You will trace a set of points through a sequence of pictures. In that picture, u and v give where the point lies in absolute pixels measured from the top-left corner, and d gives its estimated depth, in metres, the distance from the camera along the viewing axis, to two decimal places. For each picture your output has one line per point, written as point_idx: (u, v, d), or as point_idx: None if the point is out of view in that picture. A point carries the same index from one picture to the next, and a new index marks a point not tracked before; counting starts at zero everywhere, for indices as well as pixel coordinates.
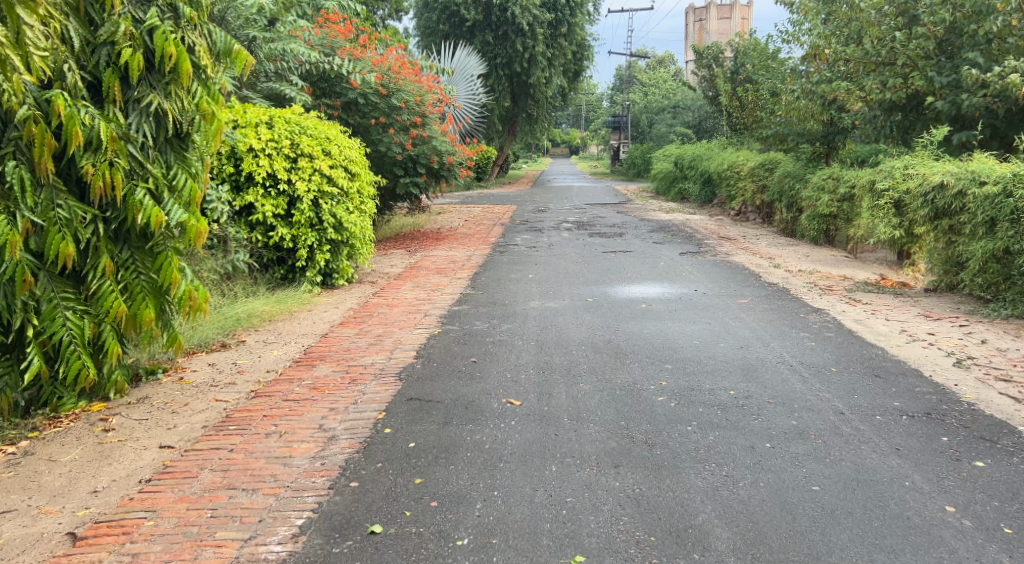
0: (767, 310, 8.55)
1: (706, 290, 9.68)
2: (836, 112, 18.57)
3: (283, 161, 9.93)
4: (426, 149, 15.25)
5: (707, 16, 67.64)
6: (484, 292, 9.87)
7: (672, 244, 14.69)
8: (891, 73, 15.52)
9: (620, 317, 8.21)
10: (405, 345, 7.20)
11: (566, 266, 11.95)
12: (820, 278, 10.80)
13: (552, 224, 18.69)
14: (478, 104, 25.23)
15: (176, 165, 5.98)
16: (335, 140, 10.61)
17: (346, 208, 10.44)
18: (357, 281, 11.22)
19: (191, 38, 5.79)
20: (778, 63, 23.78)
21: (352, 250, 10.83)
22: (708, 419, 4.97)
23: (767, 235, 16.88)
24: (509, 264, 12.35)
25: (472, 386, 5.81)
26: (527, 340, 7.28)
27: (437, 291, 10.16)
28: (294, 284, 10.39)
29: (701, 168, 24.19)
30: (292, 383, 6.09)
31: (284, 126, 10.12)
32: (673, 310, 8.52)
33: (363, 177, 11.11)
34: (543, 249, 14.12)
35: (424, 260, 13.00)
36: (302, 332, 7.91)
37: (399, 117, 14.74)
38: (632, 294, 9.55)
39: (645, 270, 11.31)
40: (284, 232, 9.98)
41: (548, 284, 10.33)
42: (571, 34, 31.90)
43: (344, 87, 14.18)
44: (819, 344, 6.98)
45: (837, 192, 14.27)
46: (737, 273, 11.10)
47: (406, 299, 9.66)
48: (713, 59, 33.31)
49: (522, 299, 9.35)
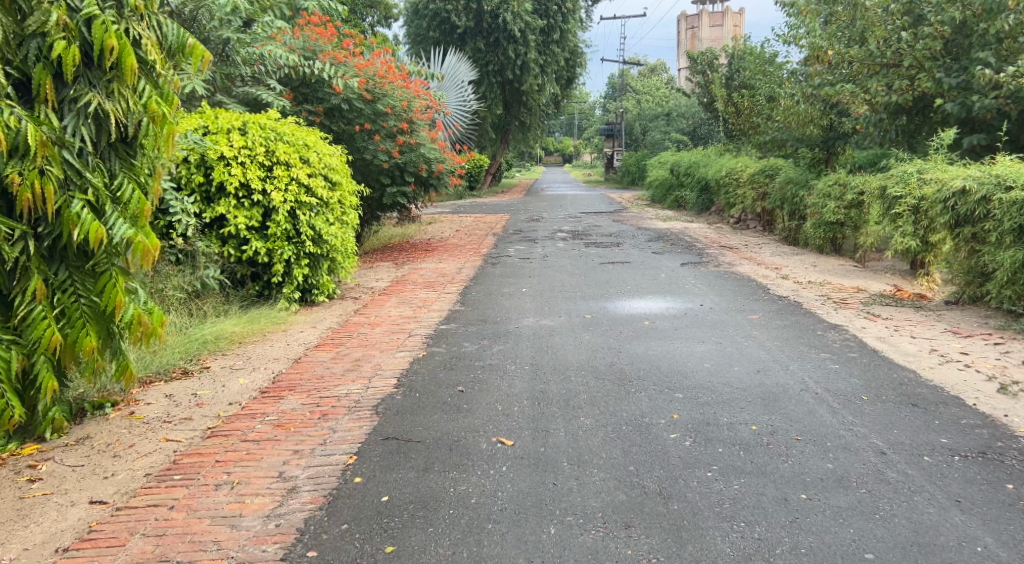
0: (781, 327, 7.87)
1: (713, 305, 9.01)
2: (837, 116, 17.99)
3: (257, 170, 9.28)
4: (413, 157, 14.56)
5: (700, 24, 67.22)
6: (475, 309, 9.19)
7: (672, 254, 14.03)
8: (897, 76, 14.92)
9: (622, 336, 7.53)
10: (384, 372, 6.51)
11: (562, 279, 11.26)
12: (832, 290, 10.14)
13: (546, 234, 18.00)
14: (469, 112, 24.57)
15: (121, 173, 5.28)
16: (313, 147, 9.97)
17: (324, 220, 9.79)
18: (339, 297, 10.53)
19: (136, 30, 5.14)
20: (776, 67, 23.17)
21: (332, 264, 10.15)
22: (730, 462, 4.29)
23: (770, 244, 16.24)
24: (502, 278, 11.67)
25: (458, 422, 5.12)
26: (520, 364, 6.59)
27: (425, 308, 9.47)
28: (270, 302, 9.69)
29: (698, 175, 23.56)
30: (256, 419, 5.39)
31: (258, 132, 9.46)
32: (678, 328, 7.84)
33: (344, 187, 10.46)
34: (537, 260, 13.44)
35: (412, 274, 12.30)
36: (273, 358, 7.21)
37: (385, 123, 14.09)
38: (633, 310, 8.87)
39: (645, 283, 10.64)
40: (259, 246, 9.29)
41: (543, 300, 9.64)
42: (564, 40, 31.31)
43: (327, 92, 13.51)
44: (843, 366, 6.32)
45: (844, 199, 13.62)
46: (743, 286, 10.44)
47: (390, 317, 8.97)
48: (708, 65, 32.67)
49: (515, 317, 8.67)
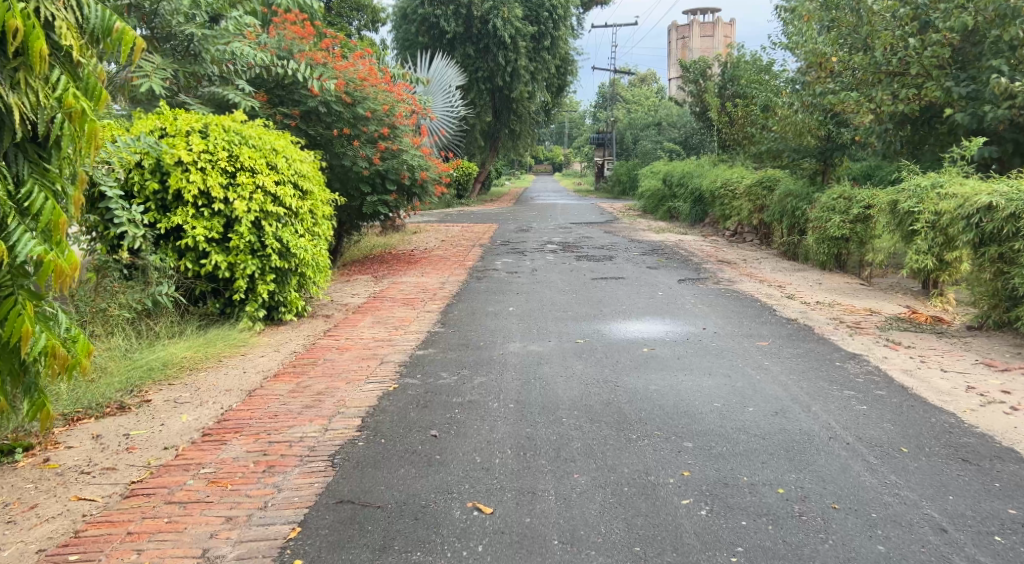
0: (794, 356, 7.09)
1: (716, 330, 8.22)
2: (835, 126, 17.28)
3: (219, 177, 8.47)
4: (395, 164, 13.71)
5: (691, 34, 66.81)
6: (457, 331, 8.40)
7: (668, 269, 13.27)
8: (905, 84, 14.08)
9: (618, 366, 6.73)
10: (347, 410, 5.71)
11: (551, 297, 10.46)
12: (843, 312, 9.38)
13: (536, 245, 17.20)
14: (456, 118, 23.75)
15: (29, 179, 4.46)
16: (281, 152, 9.18)
17: (293, 231, 8.97)
18: (310, 314, 9.71)
19: (48, 9, 4.33)
20: (772, 75, 22.44)
21: (302, 279, 9.33)
22: (758, 542, 3.73)
23: (769, 258, 15.51)
24: (486, 294, 10.87)
25: (429, 479, 4.34)
26: (504, 401, 5.78)
27: (401, 328, 8.65)
28: (232, 321, 8.84)
29: (691, 185, 22.83)
30: (190, 470, 4.56)
31: (221, 135, 8.65)
32: (681, 357, 7.04)
33: (316, 195, 9.65)
34: (526, 275, 12.65)
35: (391, 288, 11.51)
36: (224, 392, 6.39)
37: (365, 128, 13.30)
38: (629, 334, 8.07)
39: (640, 302, 9.85)
40: (219, 260, 8.46)
41: (532, 320, 8.84)
42: (555, 47, 30.58)
43: (304, 94, 12.68)
44: (872, 407, 5.55)
45: (850, 213, 12.87)
46: (747, 306, 9.66)
47: (362, 339, 8.14)
48: (700, 74, 31.84)
49: (500, 341, 7.86)
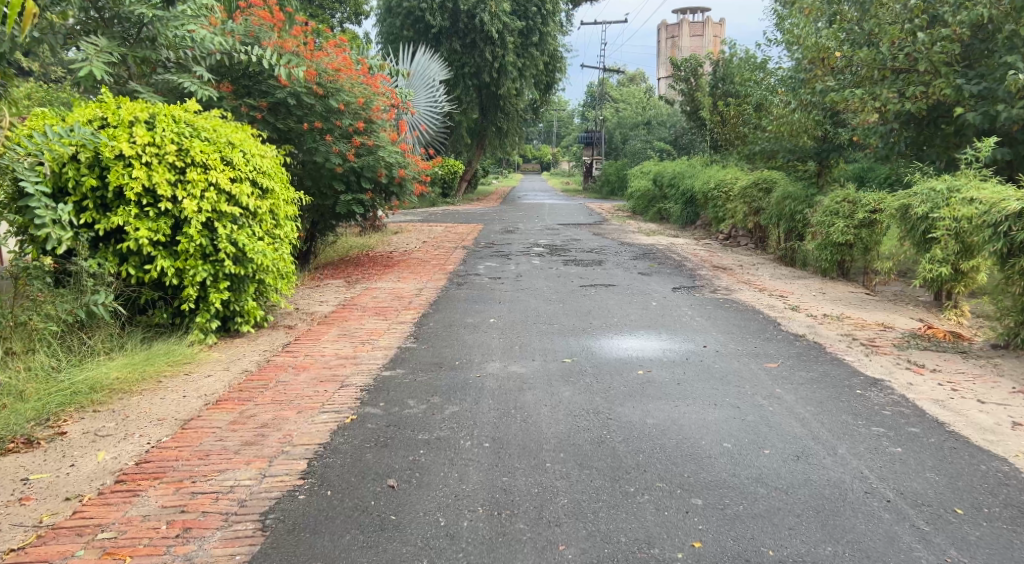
0: (809, 382, 6.25)
1: (719, 348, 7.38)
2: (833, 126, 16.48)
3: (166, 173, 7.68)
4: (370, 161, 12.85)
5: (681, 33, 66.01)
6: (430, 347, 7.54)
7: (661, 275, 12.47)
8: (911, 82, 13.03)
9: (611, 394, 5.88)
10: (293, 449, 4.86)
11: (537, 307, 9.60)
12: (854, 327, 8.55)
13: (521, 248, 16.35)
14: (440, 113, 22.92)
15: None
16: (239, 146, 8.40)
17: (250, 233, 8.19)
18: (271, 325, 8.89)
19: None
20: (768, 73, 21.60)
21: (261, 286, 8.54)
22: None
23: (766, 264, 14.74)
24: (465, 302, 10.01)
25: (380, 553, 3.83)
26: (478, 439, 4.92)
27: (368, 343, 7.80)
28: (181, 333, 8.01)
29: (683, 186, 22.04)
30: (84, 535, 3.99)
31: (170, 126, 7.84)
32: (682, 382, 6.21)
33: (277, 194, 8.85)
34: (509, 281, 11.81)
35: (364, 295, 10.68)
36: (155, 421, 5.54)
37: (339, 122, 12.47)
38: (622, 353, 7.23)
39: (633, 314, 9.00)
40: (166, 265, 7.65)
41: (514, 336, 7.98)
42: (543, 43, 29.69)
43: (272, 84, 11.92)
44: (908, 448, 4.74)
45: (854, 217, 12.01)
46: (750, 319, 8.83)
47: (324, 356, 7.29)
48: (691, 72, 30.86)
49: (476, 360, 6.99)
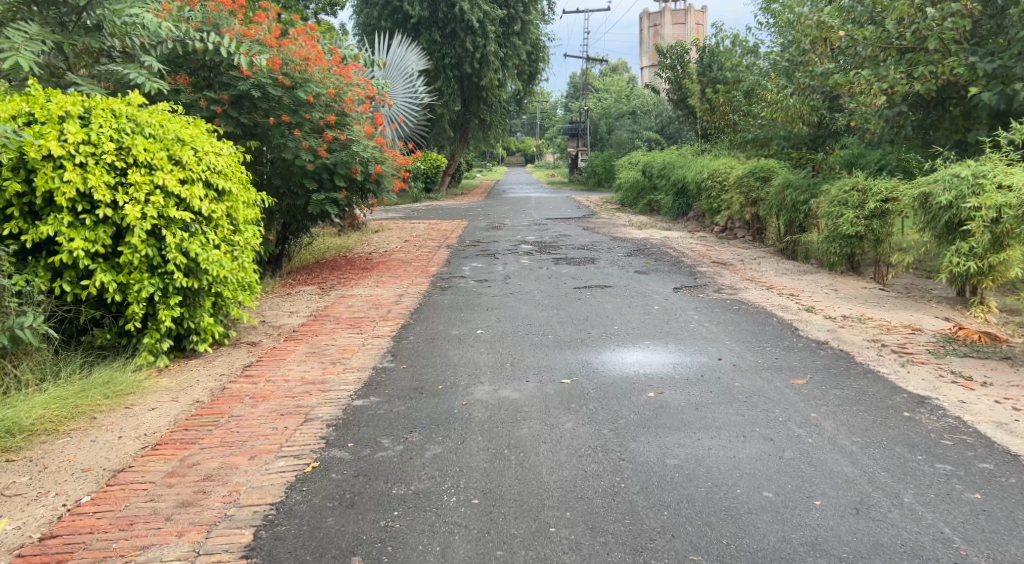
0: (848, 402, 5.39)
1: (736, 362, 6.52)
2: (830, 111, 15.70)
3: (103, 174, 6.84)
4: (344, 156, 11.94)
5: (663, 21, 64.98)
6: (410, 368, 6.66)
7: (659, 274, 11.64)
8: (918, 62, 12.15)
9: (620, 426, 5.04)
10: (237, 514, 4.09)
11: (527, 315, 8.70)
12: (880, 331, 7.70)
13: (509, 246, 15.46)
14: (420, 106, 22.01)
15: None
16: (189, 143, 7.55)
17: (203, 241, 7.35)
18: (233, 343, 8.03)
19: None
20: (760, 58, 20.74)
21: (219, 300, 7.68)
22: None
23: (768, 259, 13.92)
24: (449, 310, 9.11)
25: None
26: (465, 493, 4.20)
27: (339, 363, 6.91)
28: (127, 357, 7.14)
29: (674, 176, 21.18)
30: None
31: (108, 121, 7.00)
32: (701, 407, 5.36)
33: (236, 195, 7.98)
34: (496, 284, 10.91)
35: (338, 304, 9.80)
36: (79, 472, 4.66)
37: (309, 115, 11.57)
38: (628, 371, 6.36)
39: (634, 322, 8.14)
40: (105, 279, 6.78)
41: (504, 351, 7.09)
42: (525, 32, 28.75)
43: (234, 76, 11.00)
44: (989, 495, 4.04)
45: (865, 207, 11.14)
46: (763, 324, 7.99)
47: (288, 381, 6.41)
48: (677, 59, 29.92)
49: (460, 383, 6.09)
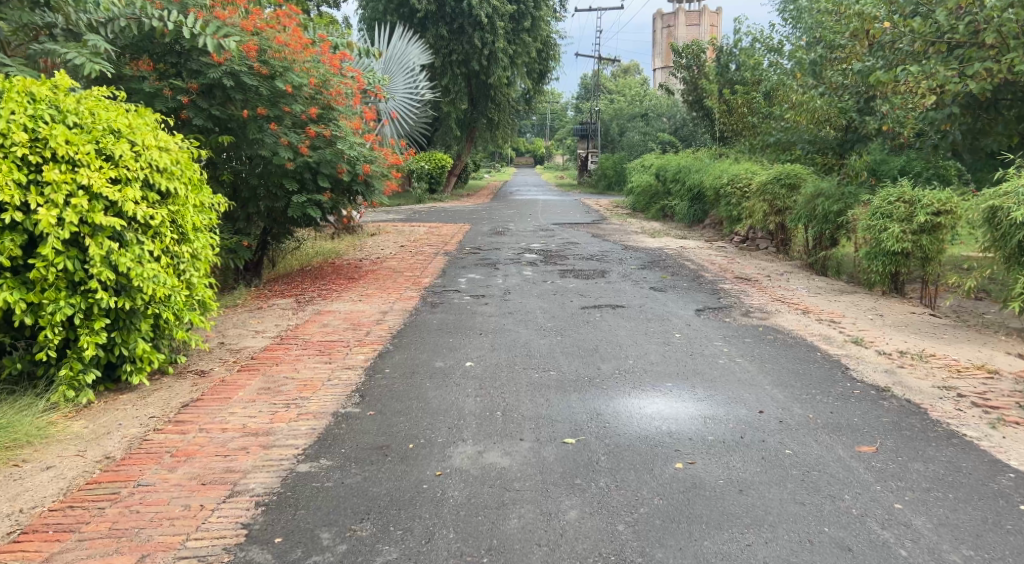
0: (941, 486, 4.16)
1: (782, 419, 5.24)
2: (861, 113, 14.41)
3: (12, 171, 5.60)
4: (328, 154, 10.74)
5: (677, 22, 63.68)
6: (379, 415, 5.40)
7: (677, 291, 10.38)
8: (971, 58, 10.77)
9: (641, 522, 3.88)
10: None
11: (527, 342, 7.43)
12: (950, 373, 6.44)
13: (512, 254, 14.19)
14: (421, 101, 20.76)
15: None
16: (126, 135, 6.26)
17: (139, 252, 6.08)
18: (179, 371, 6.79)
19: None
20: (783, 57, 19.43)
21: (159, 322, 6.41)
22: None
23: (796, 274, 12.67)
24: (437, 334, 7.85)
25: None
26: None
27: (294, 406, 5.65)
28: (40, 393, 5.91)
29: (690, 181, 19.91)
30: None
31: (23, 107, 5.77)
32: (746, 490, 4.13)
33: (185, 198, 6.71)
34: (494, 300, 9.67)
35: (311, 322, 8.56)
36: None
37: (288, 108, 10.32)
38: (648, 428, 5.07)
39: (653, 356, 6.86)
40: (11, 297, 5.55)
41: (496, 393, 5.82)
42: (536, 29, 27.47)
43: (205, 62, 9.72)
44: None
45: (913, 220, 9.88)
46: (808, 361, 6.72)
47: (225, 431, 5.16)
48: (693, 59, 28.61)
49: (437, 441, 4.84)
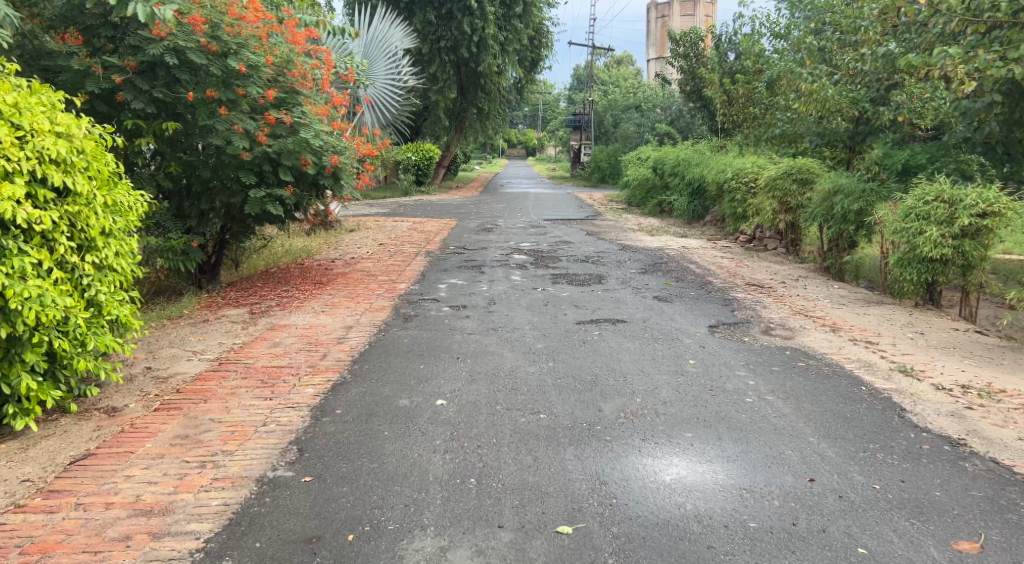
0: None
1: (841, 493, 4.02)
2: (871, 104, 13.00)
3: None
4: (290, 144, 9.30)
5: (671, 12, 62.28)
6: (315, 485, 4.13)
7: (685, 301, 9.15)
8: (1012, 40, 9.32)
9: None
10: None
11: (513, 371, 6.18)
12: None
13: (499, 255, 12.92)
14: (404, 88, 19.43)
15: None
16: (8, 116, 5.03)
17: (19, 261, 4.83)
18: (85, 410, 5.52)
19: None
20: (789, 43, 18.14)
21: (54, 350, 5.14)
22: None
23: (813, 281, 11.45)
24: (406, 359, 6.58)
25: None
26: None
27: (209, 467, 4.39)
28: None
29: (691, 175, 18.63)
30: None
31: None
32: None
33: (90, 194, 5.41)
34: (476, 312, 8.40)
35: (262, 340, 7.28)
36: None
37: (243, 90, 8.95)
38: (668, 512, 3.88)
39: (664, 392, 5.61)
40: None
41: (468, 449, 4.55)
42: (527, 14, 26.30)
43: (144, 36, 8.43)
44: None
45: (955, 223, 8.62)
46: (857, 401, 5.47)
47: (111, 510, 3.94)
48: (691, 47, 27.30)
49: (389, 528, 3.77)
